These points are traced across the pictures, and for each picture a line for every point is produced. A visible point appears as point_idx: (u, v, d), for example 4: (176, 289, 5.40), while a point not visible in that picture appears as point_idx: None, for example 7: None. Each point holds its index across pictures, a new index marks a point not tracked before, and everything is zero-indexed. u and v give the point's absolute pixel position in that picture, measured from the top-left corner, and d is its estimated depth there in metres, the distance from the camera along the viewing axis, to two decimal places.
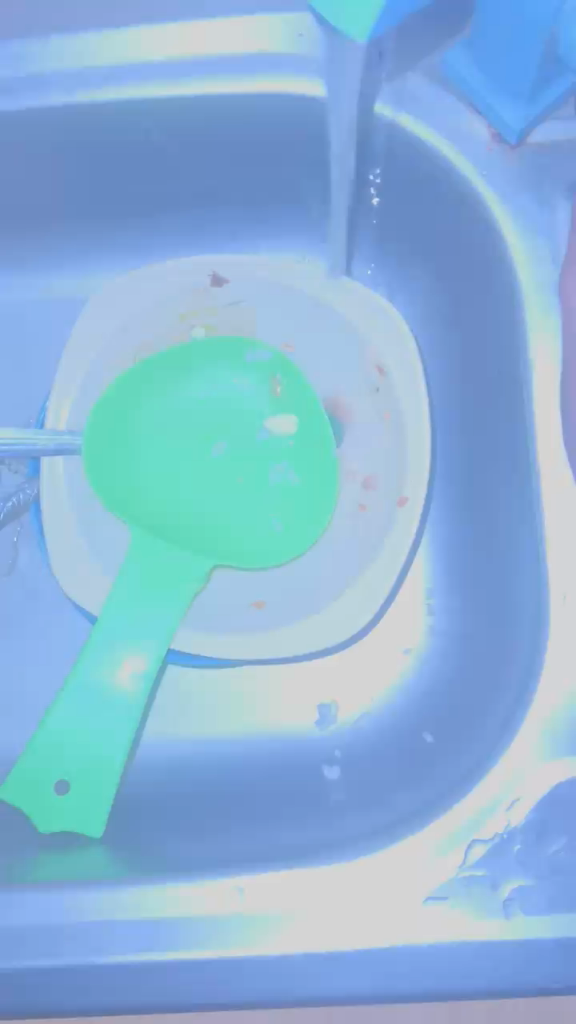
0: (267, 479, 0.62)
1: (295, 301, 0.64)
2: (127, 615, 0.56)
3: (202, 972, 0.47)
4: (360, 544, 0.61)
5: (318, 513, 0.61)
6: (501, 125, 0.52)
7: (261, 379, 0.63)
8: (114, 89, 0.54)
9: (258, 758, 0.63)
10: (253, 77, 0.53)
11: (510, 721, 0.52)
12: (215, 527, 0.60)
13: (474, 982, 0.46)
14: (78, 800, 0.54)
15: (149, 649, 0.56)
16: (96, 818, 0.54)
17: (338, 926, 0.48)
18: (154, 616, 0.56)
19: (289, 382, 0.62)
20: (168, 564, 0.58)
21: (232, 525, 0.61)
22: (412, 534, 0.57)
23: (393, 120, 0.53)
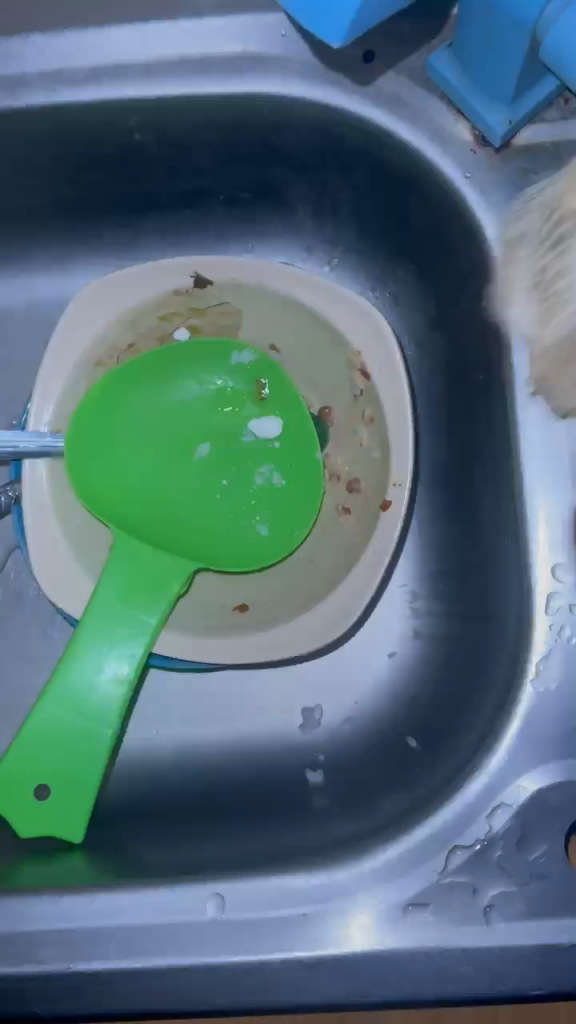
0: (252, 479, 0.61)
1: (268, 298, 0.63)
2: (100, 631, 0.54)
3: (182, 976, 0.47)
4: (339, 548, 0.62)
5: (302, 514, 0.62)
6: (483, 126, 0.52)
7: (244, 379, 0.62)
8: (95, 91, 0.54)
9: (241, 760, 0.62)
10: (235, 78, 0.53)
11: (492, 731, 0.51)
12: (196, 529, 0.59)
13: (453, 987, 0.46)
14: (57, 806, 0.53)
15: (132, 651, 0.54)
16: (76, 824, 0.53)
17: (317, 932, 0.47)
18: (135, 623, 0.55)
19: (272, 383, 0.62)
20: (149, 564, 0.56)
21: (216, 525, 0.60)
22: (396, 534, 0.59)
23: (376, 120, 0.53)
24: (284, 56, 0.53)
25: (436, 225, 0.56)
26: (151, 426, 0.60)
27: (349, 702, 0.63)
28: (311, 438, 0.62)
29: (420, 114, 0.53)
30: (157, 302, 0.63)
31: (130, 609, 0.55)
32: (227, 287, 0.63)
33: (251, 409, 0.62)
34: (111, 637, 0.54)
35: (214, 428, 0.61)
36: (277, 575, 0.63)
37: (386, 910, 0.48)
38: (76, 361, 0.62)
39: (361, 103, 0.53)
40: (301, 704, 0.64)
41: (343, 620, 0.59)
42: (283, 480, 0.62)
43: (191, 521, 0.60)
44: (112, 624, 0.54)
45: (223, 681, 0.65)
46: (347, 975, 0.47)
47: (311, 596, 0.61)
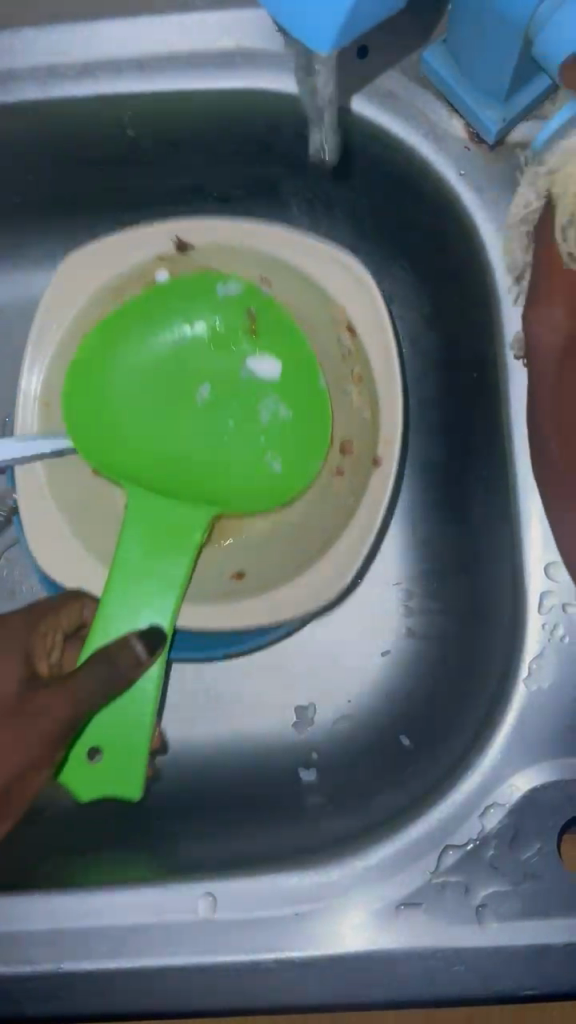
0: (257, 416, 0.58)
1: (259, 262, 0.59)
2: (125, 586, 0.51)
3: (173, 976, 0.47)
4: (334, 507, 0.59)
5: (309, 452, 0.58)
6: (478, 124, 0.51)
7: (234, 319, 0.58)
8: (87, 85, 0.53)
9: (234, 759, 0.62)
10: (229, 74, 0.53)
11: (491, 722, 0.51)
12: (195, 474, 0.56)
13: (446, 988, 0.46)
14: (113, 767, 0.51)
15: (166, 601, 0.51)
16: (132, 784, 0.51)
17: (308, 932, 0.47)
18: (163, 571, 0.51)
19: (266, 320, 0.58)
20: (166, 516, 0.52)
21: (221, 464, 0.57)
22: (387, 497, 0.55)
23: (370, 118, 0.53)
24: (278, 50, 0.52)
25: (432, 224, 0.56)
26: (140, 377, 0.57)
27: (343, 701, 0.63)
28: (310, 366, 0.58)
29: (415, 111, 0.53)
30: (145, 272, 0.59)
31: (155, 562, 0.51)
32: (211, 248, 0.58)
33: (245, 348, 0.58)
34: (139, 589, 0.51)
35: (214, 369, 0.58)
36: (277, 545, 0.60)
37: (378, 909, 0.47)
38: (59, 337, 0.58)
39: (354, 100, 0.52)
40: (294, 702, 0.64)
41: (339, 574, 0.55)
42: (288, 412, 0.58)
43: (190, 470, 0.56)
44: (134, 578, 0.51)
45: (216, 678, 0.64)
46: (340, 975, 0.47)
47: (313, 551, 0.57)
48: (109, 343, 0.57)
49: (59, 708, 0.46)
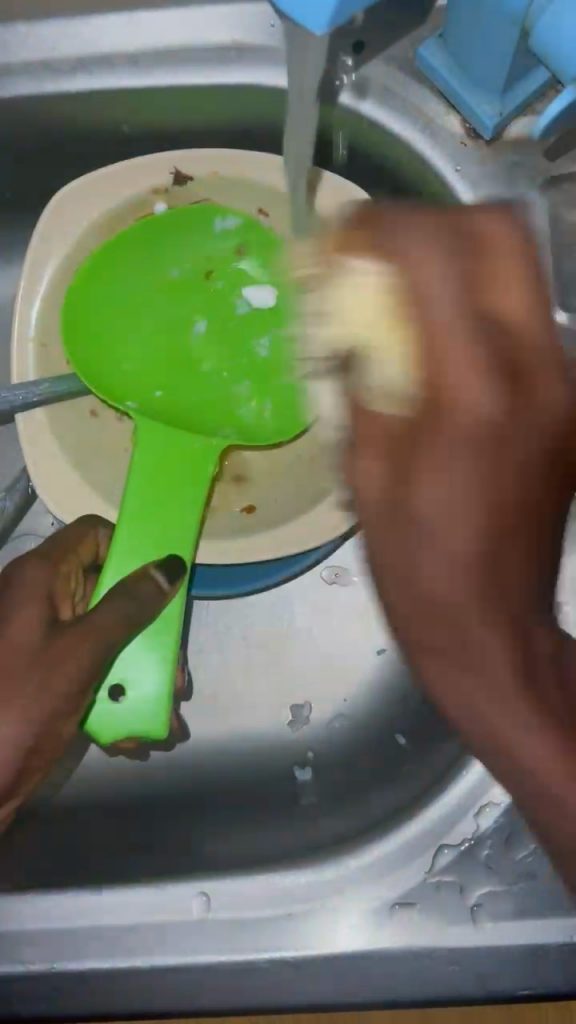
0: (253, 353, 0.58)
1: (252, 191, 0.57)
2: (142, 520, 0.51)
3: (168, 977, 0.46)
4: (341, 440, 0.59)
5: None
6: (475, 118, 0.51)
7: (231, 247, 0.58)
8: (80, 81, 0.53)
9: (229, 758, 0.62)
10: (224, 69, 0.52)
11: None
12: (196, 408, 0.57)
13: (441, 989, 0.46)
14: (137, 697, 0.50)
15: (185, 532, 0.51)
16: (157, 719, 0.50)
17: (302, 932, 0.47)
18: (180, 504, 0.51)
19: (261, 247, 0.58)
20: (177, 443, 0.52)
21: (219, 401, 0.57)
22: None
23: (364, 110, 0.53)
24: (273, 45, 0.52)
25: None
26: (141, 315, 0.57)
27: (338, 701, 0.63)
28: None
29: (411, 104, 0.52)
30: (138, 204, 0.57)
31: (170, 491, 0.51)
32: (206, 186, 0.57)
33: (240, 278, 0.58)
34: (159, 521, 0.51)
35: (209, 305, 0.58)
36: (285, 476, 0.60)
37: (373, 908, 0.47)
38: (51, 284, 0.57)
39: (345, 93, 0.52)
40: (290, 701, 0.63)
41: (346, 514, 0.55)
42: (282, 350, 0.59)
43: (190, 402, 0.57)
44: (151, 510, 0.51)
45: (211, 676, 0.63)
46: (335, 975, 0.46)
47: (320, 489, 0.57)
48: (109, 265, 0.56)
49: (88, 650, 0.46)
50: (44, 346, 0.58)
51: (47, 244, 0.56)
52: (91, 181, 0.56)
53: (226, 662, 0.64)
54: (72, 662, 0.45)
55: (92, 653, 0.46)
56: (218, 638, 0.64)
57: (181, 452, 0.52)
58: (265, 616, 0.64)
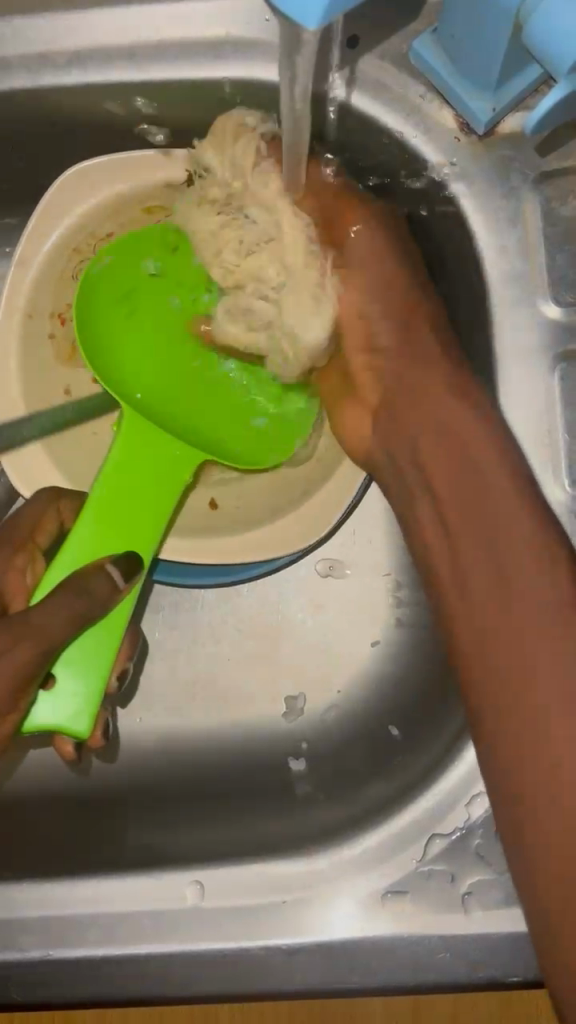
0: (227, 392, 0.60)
1: None
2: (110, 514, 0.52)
3: (164, 964, 0.47)
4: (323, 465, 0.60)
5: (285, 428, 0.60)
6: (468, 113, 0.51)
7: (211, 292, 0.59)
8: (73, 74, 0.53)
9: (224, 748, 0.62)
10: (219, 67, 0.53)
11: None
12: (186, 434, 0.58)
13: (429, 975, 0.46)
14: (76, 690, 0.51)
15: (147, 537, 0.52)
16: (81, 718, 0.51)
17: (297, 918, 0.48)
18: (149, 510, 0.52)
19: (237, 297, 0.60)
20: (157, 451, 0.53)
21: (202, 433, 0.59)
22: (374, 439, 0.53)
23: (357, 104, 0.53)
24: (267, 39, 0.52)
25: (424, 215, 0.56)
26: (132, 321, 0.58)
27: (332, 692, 0.63)
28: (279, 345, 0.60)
29: (403, 98, 0.52)
30: (124, 197, 0.58)
31: (142, 491, 0.52)
32: None
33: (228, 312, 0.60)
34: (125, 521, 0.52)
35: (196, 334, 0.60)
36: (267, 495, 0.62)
37: (365, 895, 0.48)
38: (44, 258, 0.59)
39: (337, 88, 0.53)
40: (283, 693, 0.64)
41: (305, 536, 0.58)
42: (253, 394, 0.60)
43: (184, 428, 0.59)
44: (120, 506, 0.52)
45: (207, 668, 0.64)
46: (326, 962, 0.47)
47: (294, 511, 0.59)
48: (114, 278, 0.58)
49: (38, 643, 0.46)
50: (30, 314, 0.59)
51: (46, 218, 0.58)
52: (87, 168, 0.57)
53: (221, 654, 0.64)
54: (22, 650, 0.45)
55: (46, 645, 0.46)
56: (212, 630, 0.65)
57: (160, 452, 0.53)
58: (256, 609, 0.65)
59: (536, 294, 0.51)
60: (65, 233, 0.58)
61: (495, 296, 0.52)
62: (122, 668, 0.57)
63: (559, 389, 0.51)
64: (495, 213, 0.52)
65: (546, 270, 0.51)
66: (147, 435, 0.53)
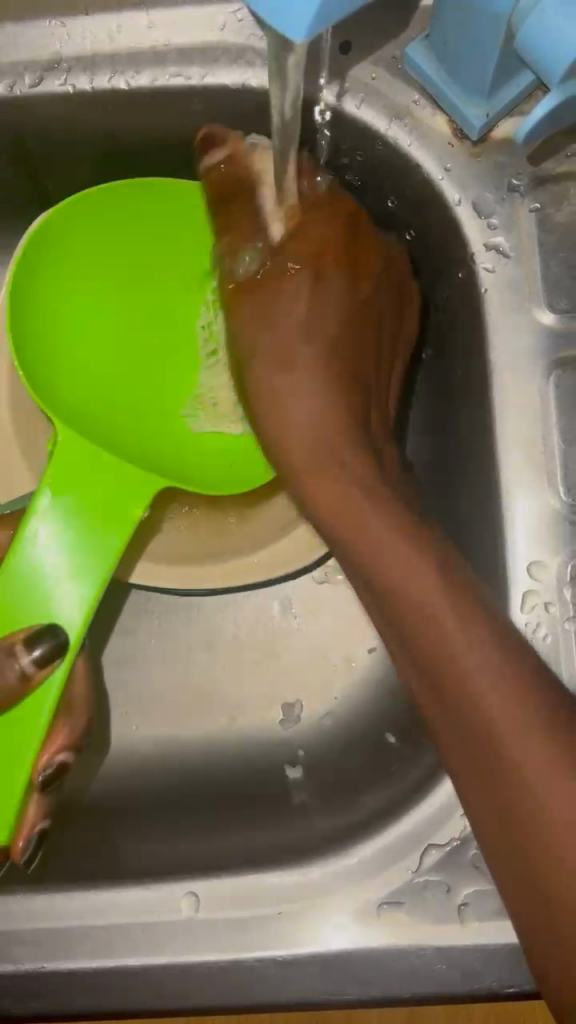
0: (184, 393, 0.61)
1: None
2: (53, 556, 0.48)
3: (159, 976, 0.47)
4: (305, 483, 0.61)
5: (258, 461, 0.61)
6: (462, 119, 0.51)
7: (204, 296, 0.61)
8: (62, 83, 0.53)
9: (221, 755, 0.62)
10: (211, 75, 0.52)
11: None
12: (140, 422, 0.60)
13: (425, 987, 0.46)
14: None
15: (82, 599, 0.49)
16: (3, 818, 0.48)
17: (293, 929, 0.47)
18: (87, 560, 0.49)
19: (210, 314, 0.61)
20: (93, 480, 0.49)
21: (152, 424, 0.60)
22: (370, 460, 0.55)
23: (345, 108, 0.52)
24: (258, 46, 0.52)
25: (418, 222, 0.55)
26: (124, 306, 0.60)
27: (330, 699, 0.63)
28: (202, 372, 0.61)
29: (394, 104, 0.52)
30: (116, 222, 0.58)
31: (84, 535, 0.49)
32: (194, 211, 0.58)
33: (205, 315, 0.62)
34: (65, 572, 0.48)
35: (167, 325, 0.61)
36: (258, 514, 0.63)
37: (360, 908, 0.48)
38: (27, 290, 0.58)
39: (324, 93, 0.52)
40: (280, 701, 0.64)
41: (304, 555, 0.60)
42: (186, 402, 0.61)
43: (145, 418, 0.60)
44: (63, 547, 0.48)
45: (204, 675, 0.64)
46: (322, 974, 0.47)
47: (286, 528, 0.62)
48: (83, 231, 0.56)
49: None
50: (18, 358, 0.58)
51: None
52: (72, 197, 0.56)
53: (216, 663, 0.64)
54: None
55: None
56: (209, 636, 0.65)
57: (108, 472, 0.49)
58: (253, 616, 0.65)
59: (531, 300, 0.51)
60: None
61: (489, 303, 0.51)
62: (56, 767, 0.52)
63: (555, 397, 0.51)
64: (490, 220, 0.52)
65: (540, 276, 0.51)
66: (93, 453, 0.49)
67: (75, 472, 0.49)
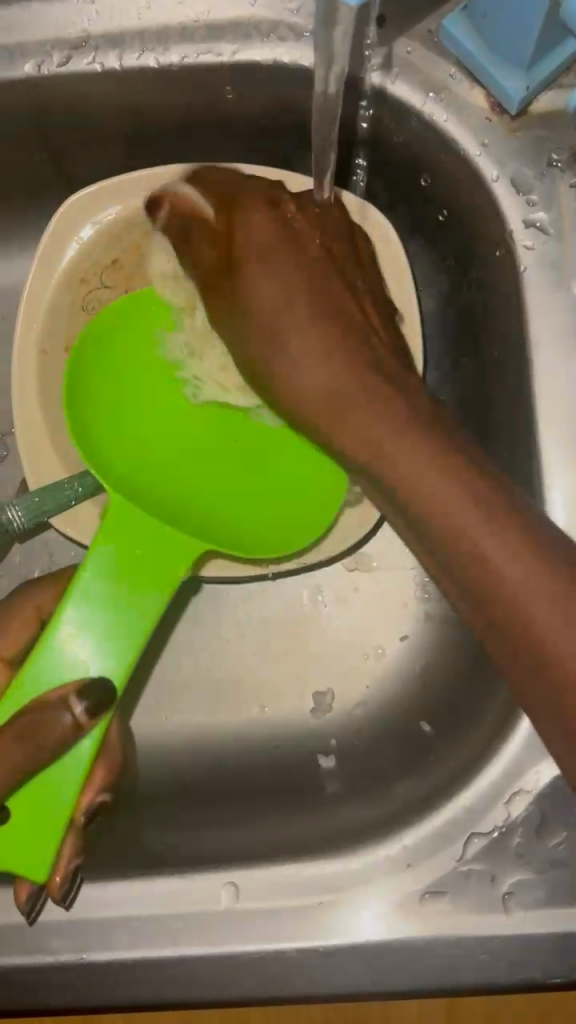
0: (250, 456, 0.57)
1: None
2: (97, 622, 0.47)
3: (198, 966, 0.46)
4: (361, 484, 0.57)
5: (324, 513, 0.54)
6: (501, 92, 0.50)
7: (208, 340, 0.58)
8: (90, 61, 0.52)
9: (252, 744, 0.62)
10: (241, 51, 0.51)
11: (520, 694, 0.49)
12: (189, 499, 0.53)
13: (469, 977, 0.46)
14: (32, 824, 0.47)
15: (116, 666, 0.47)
16: (41, 861, 0.47)
17: (331, 921, 0.47)
18: (123, 634, 0.47)
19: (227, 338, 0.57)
20: (139, 540, 0.48)
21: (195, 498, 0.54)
22: None
23: (381, 84, 0.51)
24: (292, 21, 0.51)
25: (453, 202, 0.54)
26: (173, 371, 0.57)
27: (362, 687, 0.62)
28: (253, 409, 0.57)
29: (430, 79, 0.51)
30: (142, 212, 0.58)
31: (124, 604, 0.47)
32: None
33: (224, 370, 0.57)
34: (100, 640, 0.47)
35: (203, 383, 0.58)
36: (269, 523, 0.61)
37: (403, 898, 0.47)
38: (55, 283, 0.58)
39: (364, 67, 0.51)
40: (311, 690, 0.63)
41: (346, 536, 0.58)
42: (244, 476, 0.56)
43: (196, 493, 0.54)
44: (110, 618, 0.47)
45: (234, 665, 0.64)
46: (364, 963, 0.46)
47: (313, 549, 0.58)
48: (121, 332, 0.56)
49: (20, 755, 0.45)
50: (45, 351, 0.58)
51: (59, 240, 0.57)
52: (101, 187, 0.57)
53: (246, 652, 0.64)
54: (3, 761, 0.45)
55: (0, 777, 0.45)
56: (238, 625, 0.64)
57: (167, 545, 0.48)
58: (283, 604, 0.65)
59: (572, 278, 0.50)
60: (70, 263, 0.58)
61: (527, 283, 0.50)
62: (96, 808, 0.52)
63: None
64: (529, 196, 0.50)
65: None
66: (149, 533, 0.48)
67: (125, 540, 0.48)
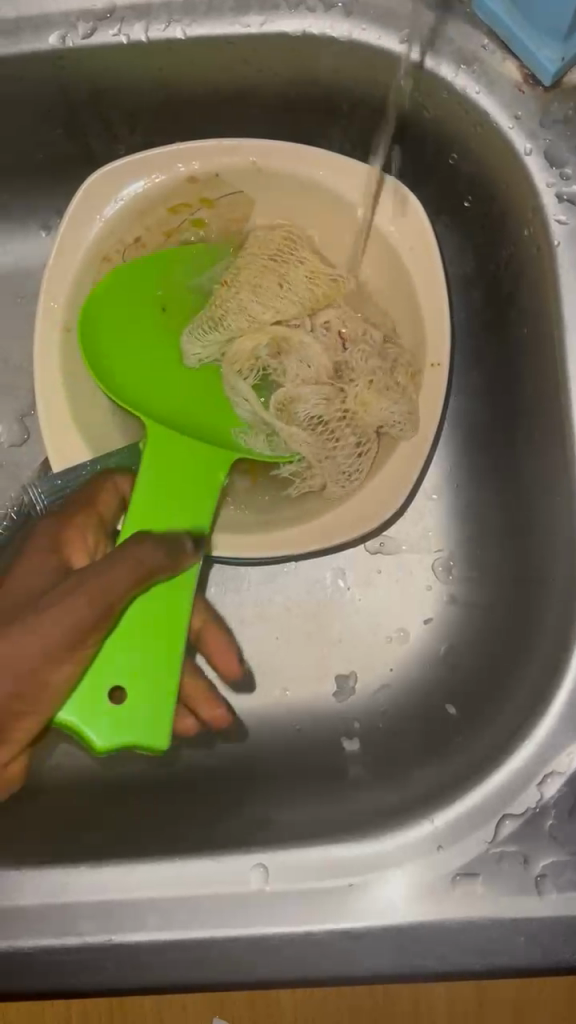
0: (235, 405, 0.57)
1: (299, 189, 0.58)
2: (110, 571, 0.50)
3: (227, 952, 0.46)
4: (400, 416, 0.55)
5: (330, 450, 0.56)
6: (535, 63, 0.49)
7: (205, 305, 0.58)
8: (115, 34, 0.51)
9: (276, 725, 0.61)
10: (269, 21, 0.51)
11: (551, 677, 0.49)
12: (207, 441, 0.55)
13: (499, 959, 0.45)
14: (140, 695, 0.50)
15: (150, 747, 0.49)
16: (153, 725, 0.49)
17: (361, 903, 0.46)
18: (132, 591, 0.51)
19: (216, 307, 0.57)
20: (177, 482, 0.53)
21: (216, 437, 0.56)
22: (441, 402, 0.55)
23: (411, 55, 0.50)
24: None
25: (482, 175, 0.53)
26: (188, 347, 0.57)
27: (384, 669, 0.62)
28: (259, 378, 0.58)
29: (462, 49, 0.50)
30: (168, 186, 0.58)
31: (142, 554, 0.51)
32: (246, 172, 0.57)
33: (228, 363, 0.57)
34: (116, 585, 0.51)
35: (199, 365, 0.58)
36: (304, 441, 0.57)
37: (434, 881, 0.46)
38: (81, 258, 0.57)
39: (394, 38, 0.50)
40: (334, 672, 0.63)
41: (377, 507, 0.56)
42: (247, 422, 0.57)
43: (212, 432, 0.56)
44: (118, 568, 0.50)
45: (256, 648, 0.63)
46: (392, 944, 0.46)
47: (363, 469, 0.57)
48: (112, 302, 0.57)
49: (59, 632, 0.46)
50: (67, 326, 0.57)
51: (82, 217, 0.57)
52: (129, 163, 0.56)
53: (268, 634, 0.63)
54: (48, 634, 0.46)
55: (67, 629, 0.46)
56: (260, 607, 0.64)
57: (190, 461, 0.53)
58: (305, 586, 0.64)
59: None
60: (94, 241, 0.58)
61: (561, 258, 0.49)
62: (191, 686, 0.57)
63: None
64: (562, 169, 0.49)
65: None
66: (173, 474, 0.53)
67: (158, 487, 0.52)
